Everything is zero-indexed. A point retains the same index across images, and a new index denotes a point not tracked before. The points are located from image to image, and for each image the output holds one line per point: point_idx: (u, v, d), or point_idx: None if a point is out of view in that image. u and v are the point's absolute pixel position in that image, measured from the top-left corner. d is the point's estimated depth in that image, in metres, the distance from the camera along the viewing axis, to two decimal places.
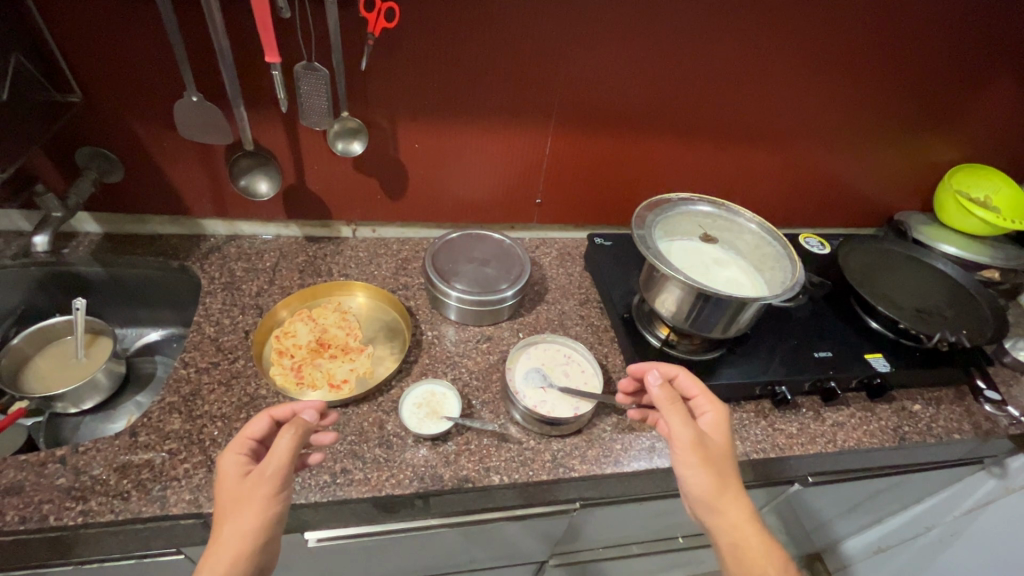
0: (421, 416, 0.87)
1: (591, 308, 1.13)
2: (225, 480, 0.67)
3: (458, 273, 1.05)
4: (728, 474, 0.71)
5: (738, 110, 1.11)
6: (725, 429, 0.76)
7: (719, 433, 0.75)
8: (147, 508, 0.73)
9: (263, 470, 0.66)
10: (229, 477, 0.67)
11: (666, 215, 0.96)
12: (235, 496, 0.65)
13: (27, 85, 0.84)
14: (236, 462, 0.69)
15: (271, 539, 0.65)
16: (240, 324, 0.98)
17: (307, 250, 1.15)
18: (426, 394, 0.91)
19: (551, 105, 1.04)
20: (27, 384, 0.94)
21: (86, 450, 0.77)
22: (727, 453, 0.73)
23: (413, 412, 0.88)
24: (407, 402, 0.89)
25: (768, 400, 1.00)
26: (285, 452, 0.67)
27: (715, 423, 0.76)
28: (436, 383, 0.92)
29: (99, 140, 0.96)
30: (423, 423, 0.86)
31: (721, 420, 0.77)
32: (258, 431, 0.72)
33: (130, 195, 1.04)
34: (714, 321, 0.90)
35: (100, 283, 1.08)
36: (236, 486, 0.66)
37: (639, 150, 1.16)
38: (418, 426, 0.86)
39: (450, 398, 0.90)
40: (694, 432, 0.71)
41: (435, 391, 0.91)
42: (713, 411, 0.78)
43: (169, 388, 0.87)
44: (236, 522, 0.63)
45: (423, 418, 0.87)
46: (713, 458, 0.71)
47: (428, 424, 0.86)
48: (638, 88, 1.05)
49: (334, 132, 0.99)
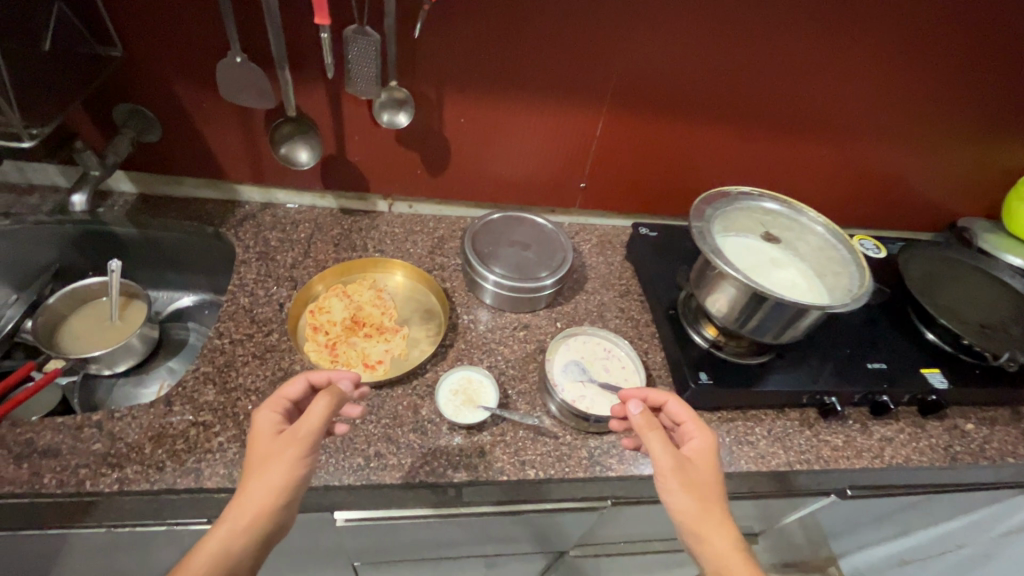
0: (457, 404, 0.85)
1: (632, 301, 1.09)
2: (259, 430, 0.66)
3: (498, 255, 1.02)
4: (712, 502, 0.66)
5: (807, 99, 1.04)
6: (712, 457, 0.71)
7: (705, 461, 0.70)
8: (181, 481, 0.72)
9: (287, 436, 0.65)
10: (261, 432, 0.66)
11: (724, 208, 0.90)
12: (263, 453, 0.64)
13: (70, 40, 0.83)
14: (271, 418, 0.68)
15: (292, 501, 0.63)
16: (274, 296, 0.96)
17: (342, 223, 1.12)
18: (462, 380, 0.88)
19: (608, 84, 0.98)
20: (63, 345, 0.93)
21: (122, 417, 0.77)
22: (713, 482, 0.69)
23: (449, 399, 0.86)
24: (443, 389, 0.87)
25: (814, 409, 0.96)
26: (320, 412, 0.65)
27: (701, 452, 0.71)
28: (473, 370, 0.90)
29: (138, 97, 0.93)
30: (459, 411, 0.84)
31: (709, 449, 0.72)
32: (293, 393, 0.72)
33: (167, 156, 1.01)
34: (768, 326, 0.85)
35: (135, 244, 1.06)
36: (269, 438, 0.66)
37: (695, 137, 1.09)
38: (454, 413, 0.84)
39: (487, 386, 0.88)
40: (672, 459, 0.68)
41: (472, 377, 0.89)
42: (701, 436, 0.73)
43: (203, 357, 0.86)
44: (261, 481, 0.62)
45: (459, 405, 0.85)
46: (693, 488, 0.66)
47: (465, 412, 0.84)
48: (703, 70, 0.97)
49: (380, 102, 0.94)
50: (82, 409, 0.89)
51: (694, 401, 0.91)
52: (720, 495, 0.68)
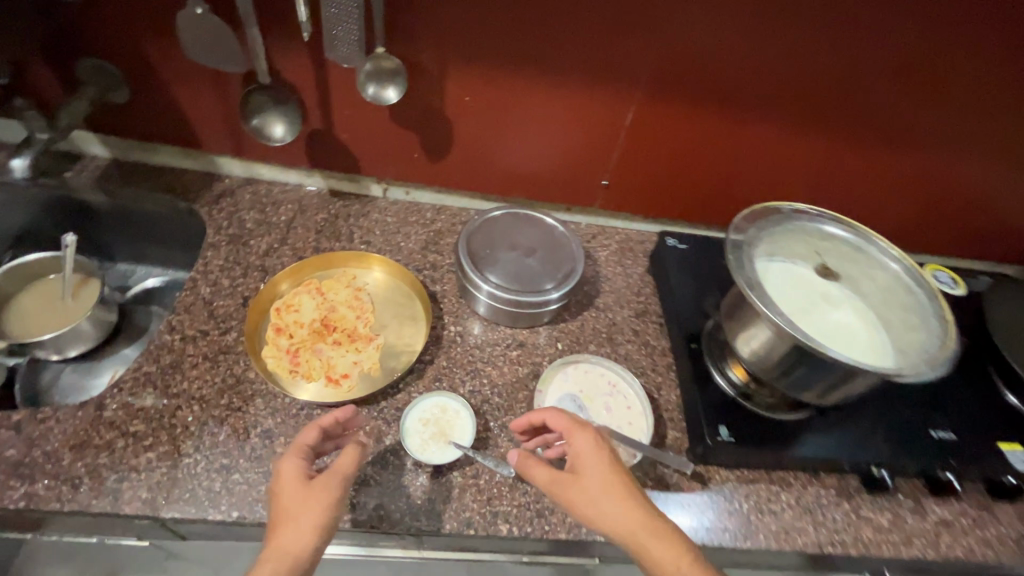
0: (425, 438, 0.73)
1: (649, 323, 0.94)
2: (286, 476, 0.57)
3: (496, 259, 0.88)
4: (601, 500, 0.57)
5: (893, 102, 0.84)
6: (593, 451, 0.61)
7: (585, 460, 0.60)
8: (97, 503, 0.63)
9: (319, 482, 0.56)
10: (290, 478, 0.57)
11: (771, 230, 0.72)
12: (295, 504, 0.55)
13: None
14: (297, 461, 0.59)
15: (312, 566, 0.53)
16: (239, 287, 0.85)
17: (329, 207, 0.99)
18: (434, 410, 0.76)
19: (642, 65, 0.81)
20: (10, 329, 0.84)
21: (45, 419, 0.68)
22: (601, 480, 0.59)
23: (416, 431, 0.74)
24: (410, 418, 0.75)
25: (856, 477, 0.80)
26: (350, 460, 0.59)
27: (579, 453, 0.61)
28: (449, 398, 0.77)
29: (100, 50, 0.81)
30: (426, 448, 0.72)
31: (580, 444, 0.62)
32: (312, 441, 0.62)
33: (136, 119, 0.90)
34: (812, 382, 0.68)
35: (104, 215, 0.97)
36: (299, 485, 0.56)
37: (746, 137, 0.91)
38: (419, 450, 0.72)
39: (463, 419, 0.75)
40: (554, 484, 0.60)
41: (447, 406, 0.77)
42: (574, 435, 0.63)
43: (147, 355, 0.76)
44: (291, 535, 0.53)
45: (427, 440, 0.73)
46: (582, 502, 0.58)
47: (432, 450, 0.72)
48: (764, 57, 0.79)
49: (365, 73, 0.79)
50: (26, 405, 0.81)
51: (709, 457, 0.76)
52: (618, 485, 0.59)
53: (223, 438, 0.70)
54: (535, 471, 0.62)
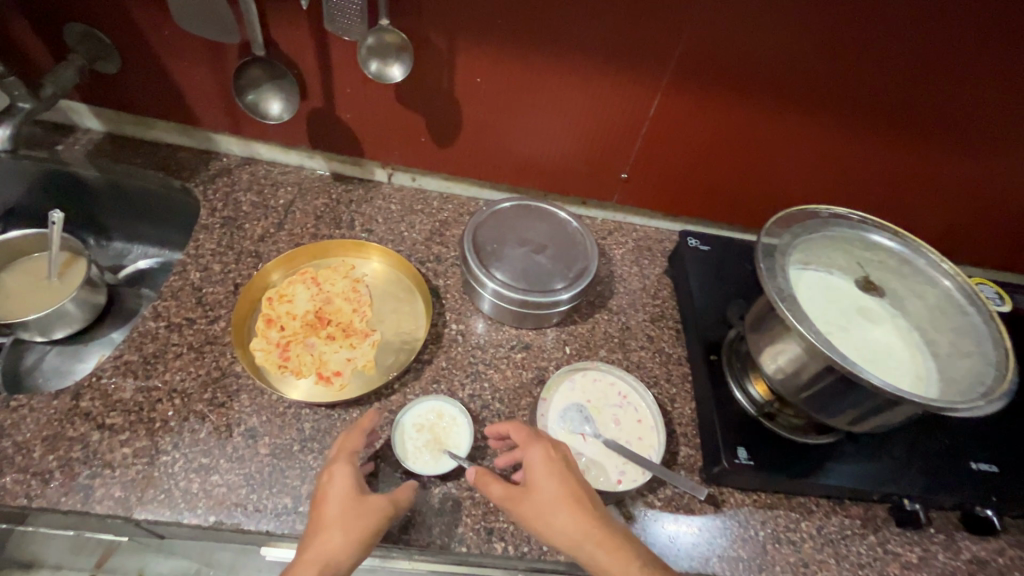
0: (418, 446, 0.67)
1: (664, 329, 0.87)
2: (334, 484, 0.57)
3: (503, 255, 0.82)
4: (550, 508, 0.56)
5: (952, 100, 0.75)
6: (550, 462, 0.59)
7: (541, 472, 0.59)
8: (67, 500, 0.59)
9: (370, 499, 0.57)
10: (338, 488, 0.57)
11: (808, 237, 0.65)
12: (342, 515, 0.55)
13: None
14: (347, 470, 0.59)
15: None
16: (231, 273, 0.81)
17: (330, 192, 0.94)
18: (429, 414, 0.70)
19: (670, 49, 0.74)
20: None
21: (17, 408, 0.64)
22: (557, 492, 0.57)
23: (409, 437, 0.68)
24: (402, 423, 0.69)
25: (884, 507, 0.74)
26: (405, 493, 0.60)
27: (535, 464, 0.59)
28: (446, 402, 0.72)
29: (88, 15, 0.76)
30: (419, 456, 0.67)
31: (535, 455, 0.60)
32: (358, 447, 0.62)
33: (129, 92, 0.85)
34: (843, 406, 0.62)
35: (96, 191, 0.93)
36: (347, 496, 0.56)
37: (781, 133, 0.83)
38: (410, 458, 0.66)
39: (460, 426, 0.70)
40: (509, 498, 0.58)
41: (445, 411, 0.71)
42: (528, 448, 0.61)
43: (130, 343, 0.71)
44: (332, 545, 0.53)
45: (420, 447, 0.67)
46: (537, 515, 0.57)
47: (426, 458, 0.67)
48: (809, 44, 0.71)
49: (366, 48, 0.73)
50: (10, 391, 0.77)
51: (724, 479, 0.70)
52: (575, 495, 0.57)
53: (204, 436, 0.65)
54: (491, 486, 0.59)
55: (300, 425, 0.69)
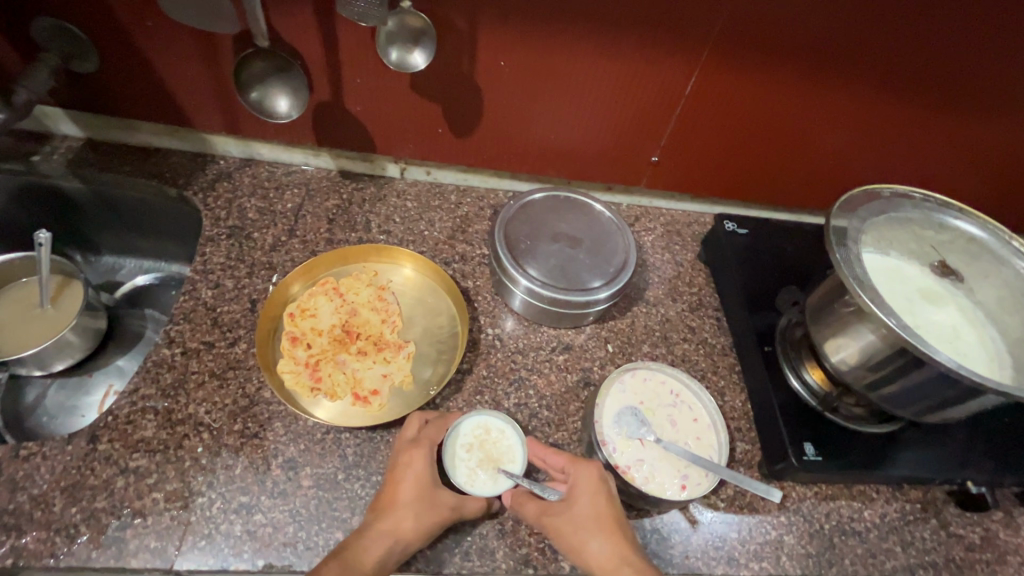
0: (473, 468, 0.61)
1: (704, 318, 0.84)
2: (412, 470, 0.58)
3: (539, 252, 0.77)
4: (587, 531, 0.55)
5: (1006, 64, 0.71)
6: (593, 484, 0.57)
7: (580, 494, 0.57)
8: (99, 556, 0.54)
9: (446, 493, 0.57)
10: (413, 477, 0.57)
11: (872, 220, 0.62)
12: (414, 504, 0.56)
13: None
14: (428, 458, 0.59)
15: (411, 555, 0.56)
16: (245, 289, 0.74)
17: (340, 191, 0.87)
18: (478, 430, 0.64)
19: (712, 21, 0.68)
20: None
21: (29, 457, 0.58)
22: (595, 516, 0.56)
23: (461, 459, 0.62)
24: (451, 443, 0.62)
25: (943, 489, 0.72)
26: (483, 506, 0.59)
27: (576, 485, 0.58)
28: (493, 415, 0.65)
29: (58, 6, 0.66)
30: (477, 480, 0.60)
31: (580, 472, 0.58)
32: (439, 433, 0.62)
33: (110, 92, 0.76)
34: (918, 398, 0.60)
35: (82, 204, 0.84)
36: (421, 485, 0.57)
37: (823, 107, 0.79)
38: (467, 482, 0.60)
39: (516, 440, 0.63)
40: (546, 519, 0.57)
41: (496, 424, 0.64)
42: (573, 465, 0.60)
43: (145, 375, 0.65)
44: (403, 527, 0.55)
45: (474, 469, 0.61)
46: (573, 536, 0.55)
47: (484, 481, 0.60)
48: (862, 9, 0.66)
49: (387, 32, 0.67)
50: (16, 440, 0.71)
51: (788, 476, 0.68)
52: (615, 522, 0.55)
53: (240, 472, 0.60)
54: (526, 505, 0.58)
55: (342, 451, 0.64)
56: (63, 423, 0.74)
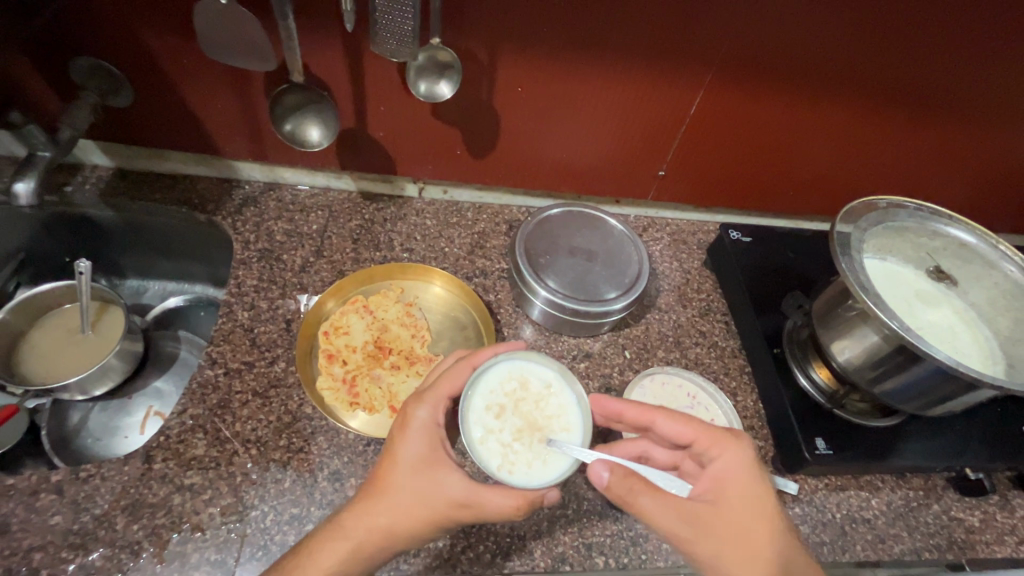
0: (508, 442, 0.58)
1: (714, 323, 0.89)
2: (405, 448, 0.55)
3: (558, 266, 0.81)
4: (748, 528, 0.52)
5: (987, 79, 0.76)
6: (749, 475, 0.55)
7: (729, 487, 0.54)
8: (163, 570, 0.57)
9: (445, 479, 0.53)
10: (408, 456, 0.55)
11: (872, 229, 0.67)
12: (410, 489, 0.53)
13: None
14: (429, 416, 0.57)
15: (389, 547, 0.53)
16: (279, 309, 0.78)
17: (362, 212, 0.91)
18: (500, 391, 0.61)
19: (715, 47, 0.73)
20: (27, 373, 0.78)
21: (89, 478, 0.61)
22: (754, 511, 0.53)
23: (492, 436, 0.58)
24: (471, 416, 0.59)
25: (944, 476, 0.78)
26: (524, 503, 0.53)
27: (726, 478, 0.55)
28: (519, 383, 0.62)
29: (97, 47, 0.69)
30: (515, 456, 0.58)
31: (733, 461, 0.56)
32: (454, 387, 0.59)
33: (142, 124, 0.79)
34: (917, 393, 0.65)
35: (113, 232, 0.87)
36: (418, 463, 0.54)
37: (819, 121, 0.84)
38: (502, 464, 0.57)
39: (544, 404, 0.61)
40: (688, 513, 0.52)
41: (518, 379, 0.62)
42: (719, 453, 0.56)
43: (191, 396, 0.68)
44: (380, 518, 0.53)
45: (508, 448, 0.58)
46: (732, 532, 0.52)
47: (524, 453, 0.58)
48: (853, 35, 0.71)
49: (416, 66, 0.71)
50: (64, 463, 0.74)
51: (802, 470, 0.72)
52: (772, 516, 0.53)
53: (289, 485, 0.64)
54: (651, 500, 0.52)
55: None
56: (108, 444, 0.78)
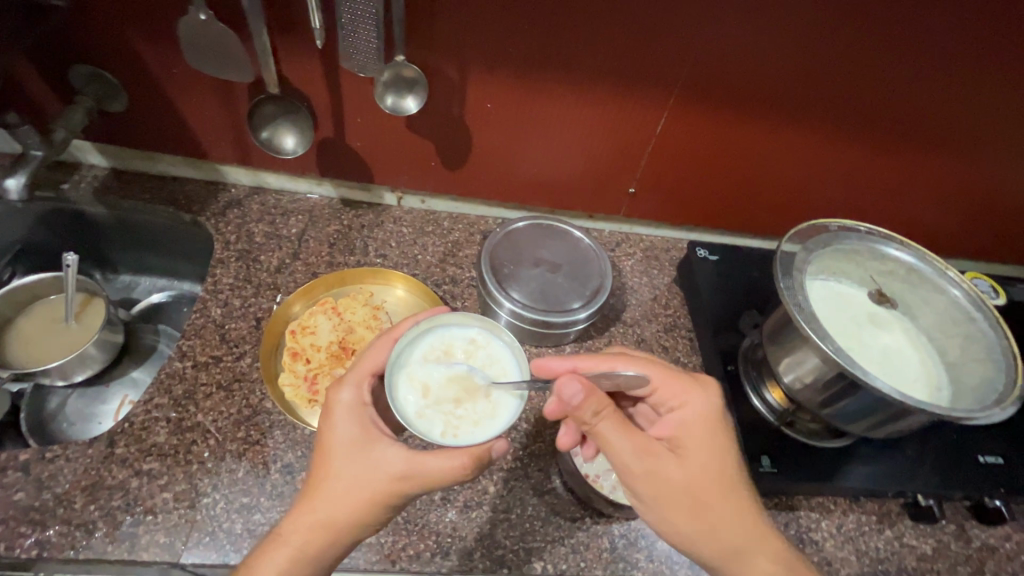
0: (450, 408, 0.57)
1: (678, 339, 0.90)
2: (336, 435, 0.56)
3: (521, 276, 0.83)
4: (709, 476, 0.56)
5: (948, 107, 0.78)
6: (700, 418, 0.59)
7: (689, 433, 0.58)
8: (114, 549, 0.60)
9: (382, 454, 0.55)
10: (338, 440, 0.56)
11: (818, 252, 0.68)
12: (346, 472, 0.55)
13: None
14: (354, 397, 0.58)
15: (339, 542, 0.54)
16: (251, 307, 0.81)
17: (341, 218, 0.94)
18: (429, 358, 0.59)
19: (676, 70, 0.75)
20: (13, 359, 0.83)
21: (54, 458, 0.64)
22: (715, 455, 0.57)
23: (426, 410, 0.56)
24: (404, 390, 0.57)
25: (898, 502, 0.77)
26: (471, 459, 0.53)
27: (684, 423, 0.58)
28: (430, 345, 0.61)
29: (93, 56, 0.74)
30: (458, 419, 0.56)
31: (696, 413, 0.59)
32: (380, 366, 0.60)
33: (135, 128, 0.84)
34: (862, 416, 0.65)
35: (105, 228, 0.92)
36: (350, 445, 0.56)
37: (784, 144, 0.85)
38: (449, 433, 0.55)
39: (462, 362, 0.60)
40: (656, 456, 0.55)
41: (443, 344, 0.61)
42: (689, 397, 0.60)
43: (159, 385, 0.72)
44: (323, 513, 0.53)
45: (449, 417, 0.56)
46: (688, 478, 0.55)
47: (468, 413, 0.56)
48: (810, 62, 0.73)
49: (384, 81, 0.74)
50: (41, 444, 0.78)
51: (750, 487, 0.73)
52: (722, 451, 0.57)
53: (242, 475, 0.66)
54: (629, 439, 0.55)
55: None
56: (82, 428, 0.82)
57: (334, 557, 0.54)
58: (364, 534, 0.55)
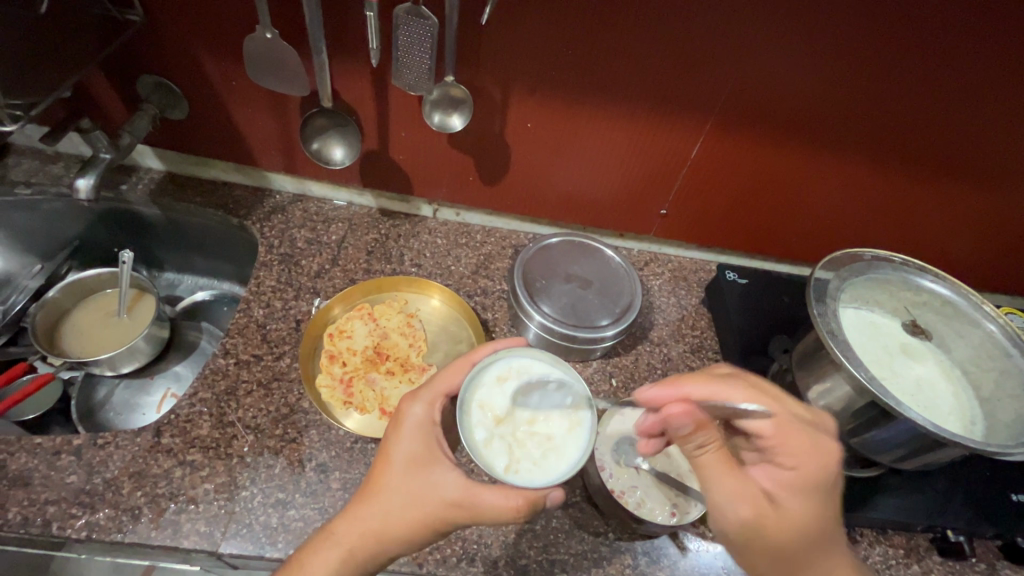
0: (515, 444, 0.60)
1: (704, 359, 0.90)
2: (397, 449, 0.58)
3: (552, 291, 0.85)
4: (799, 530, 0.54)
5: (986, 142, 0.78)
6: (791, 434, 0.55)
7: (792, 489, 0.55)
8: (157, 535, 0.63)
9: (441, 477, 0.56)
10: (402, 454, 0.58)
11: (851, 279, 0.70)
12: (403, 488, 0.56)
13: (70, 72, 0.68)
14: (425, 413, 0.60)
15: (385, 552, 0.56)
16: (292, 310, 0.84)
17: (379, 227, 0.98)
18: (499, 390, 0.63)
19: (714, 98, 0.77)
20: (67, 349, 0.88)
21: (105, 445, 0.67)
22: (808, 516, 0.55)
23: (493, 442, 0.60)
24: (474, 418, 0.61)
25: (926, 536, 0.75)
26: (525, 502, 0.54)
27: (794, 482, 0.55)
28: (505, 375, 0.65)
29: (161, 68, 0.79)
30: (522, 457, 0.59)
31: (802, 444, 0.56)
32: (453, 387, 0.62)
33: (193, 135, 0.89)
34: (894, 446, 0.65)
35: (156, 227, 0.96)
36: (411, 461, 0.57)
37: (819, 172, 0.86)
38: (510, 469, 0.58)
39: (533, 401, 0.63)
40: (753, 507, 0.53)
41: (514, 378, 0.65)
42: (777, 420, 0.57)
43: (203, 380, 0.75)
44: (374, 524, 0.55)
45: (514, 453, 0.59)
46: (790, 533, 0.54)
47: (528, 452, 0.60)
48: (848, 95, 0.74)
49: (432, 100, 0.79)
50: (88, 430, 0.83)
51: None
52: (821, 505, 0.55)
53: (279, 471, 0.69)
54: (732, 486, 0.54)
55: (367, 459, 0.72)
56: (126, 418, 0.87)
57: (373, 565, 0.56)
58: (405, 551, 0.56)
